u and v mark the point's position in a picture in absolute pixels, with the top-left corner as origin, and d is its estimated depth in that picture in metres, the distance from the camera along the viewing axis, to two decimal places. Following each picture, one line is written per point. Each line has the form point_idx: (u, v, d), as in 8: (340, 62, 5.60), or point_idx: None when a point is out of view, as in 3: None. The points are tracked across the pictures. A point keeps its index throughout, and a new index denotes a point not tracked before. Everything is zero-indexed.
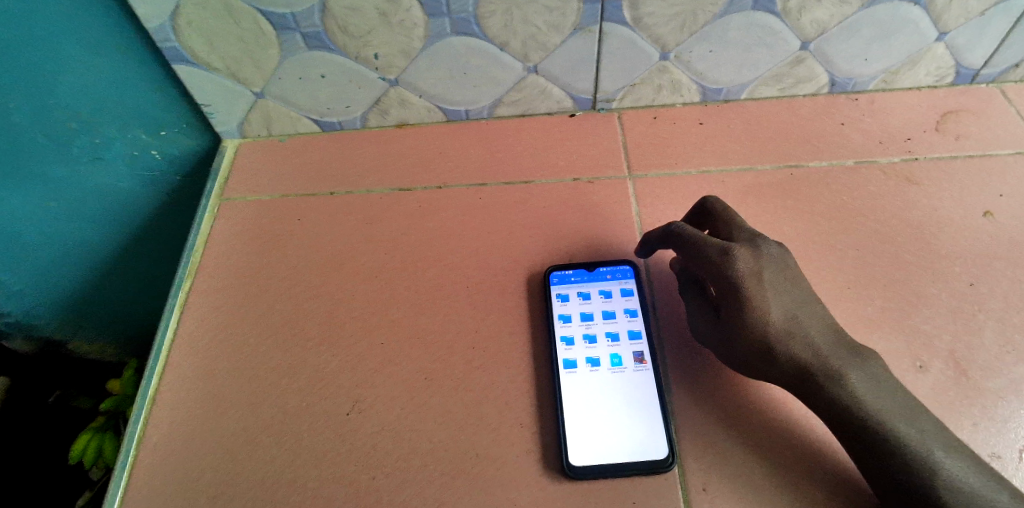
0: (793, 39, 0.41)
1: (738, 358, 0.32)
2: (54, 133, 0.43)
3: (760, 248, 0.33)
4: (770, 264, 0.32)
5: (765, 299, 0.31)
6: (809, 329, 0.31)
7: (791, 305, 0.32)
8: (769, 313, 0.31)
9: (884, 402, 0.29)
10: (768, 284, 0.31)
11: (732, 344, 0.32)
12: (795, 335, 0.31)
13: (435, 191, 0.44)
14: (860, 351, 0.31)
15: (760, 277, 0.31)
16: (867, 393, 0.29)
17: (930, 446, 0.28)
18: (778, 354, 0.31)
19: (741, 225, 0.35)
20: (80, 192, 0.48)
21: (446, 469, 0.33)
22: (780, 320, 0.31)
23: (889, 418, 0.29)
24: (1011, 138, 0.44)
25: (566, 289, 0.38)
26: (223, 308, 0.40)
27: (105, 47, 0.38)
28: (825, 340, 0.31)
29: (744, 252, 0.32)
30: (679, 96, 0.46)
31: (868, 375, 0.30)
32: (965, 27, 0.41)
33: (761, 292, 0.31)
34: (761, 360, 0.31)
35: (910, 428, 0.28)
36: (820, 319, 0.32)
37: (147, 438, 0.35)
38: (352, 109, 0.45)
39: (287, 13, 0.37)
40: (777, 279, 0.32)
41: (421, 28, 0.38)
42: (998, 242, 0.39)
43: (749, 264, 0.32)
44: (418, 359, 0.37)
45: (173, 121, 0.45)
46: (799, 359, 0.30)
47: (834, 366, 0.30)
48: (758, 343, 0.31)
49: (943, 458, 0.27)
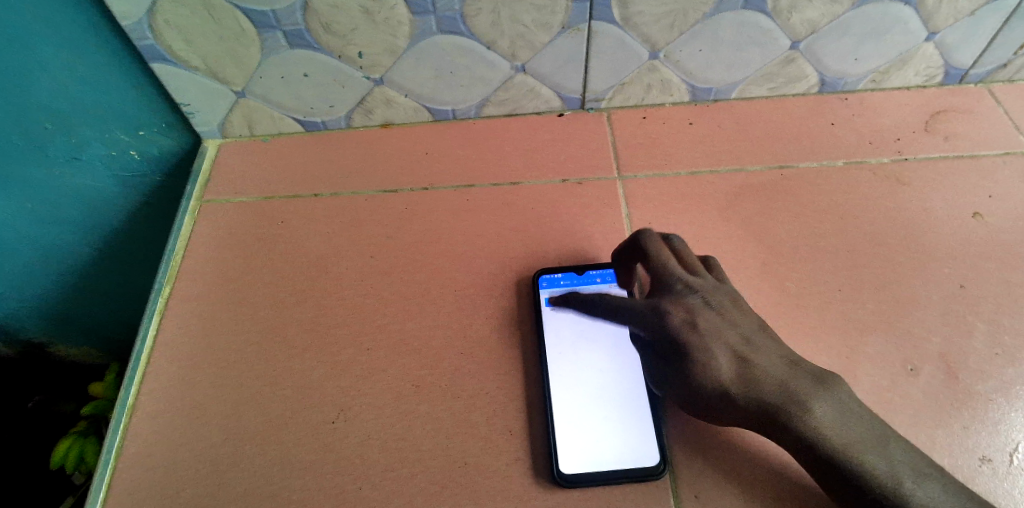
0: (783, 38, 0.41)
1: (705, 403, 0.31)
2: (28, 134, 0.41)
3: (689, 296, 0.33)
4: (704, 310, 0.32)
5: (708, 348, 0.31)
6: (762, 367, 0.30)
7: (737, 345, 0.31)
8: (718, 362, 0.31)
9: (850, 434, 0.28)
10: (706, 332, 0.31)
11: (694, 391, 0.31)
12: (749, 378, 0.30)
13: (422, 193, 0.43)
14: (822, 379, 0.30)
15: (696, 325, 0.32)
16: (834, 423, 0.29)
17: (901, 477, 0.27)
18: (735, 395, 0.30)
19: (672, 265, 0.34)
20: (56, 194, 0.47)
21: (434, 479, 0.32)
22: (730, 369, 0.30)
23: (859, 450, 0.28)
24: (1000, 138, 0.44)
25: (557, 291, 0.38)
26: (205, 315, 0.39)
27: (80, 47, 0.37)
28: (779, 369, 0.31)
29: (673, 306, 0.32)
30: (668, 95, 0.45)
31: (835, 406, 0.29)
32: (955, 26, 0.41)
33: (703, 342, 0.31)
34: (725, 406, 0.30)
35: (880, 459, 0.28)
36: (773, 351, 0.31)
37: (126, 447, 0.34)
38: (335, 109, 0.44)
39: (268, 11, 0.35)
40: (715, 321, 0.32)
41: (406, 26, 0.37)
42: (987, 243, 0.39)
43: (681, 315, 0.32)
44: (405, 367, 0.36)
45: (152, 121, 0.43)
46: (759, 399, 0.30)
47: (800, 398, 0.29)
48: (716, 386, 0.30)
49: (914, 488, 0.27)
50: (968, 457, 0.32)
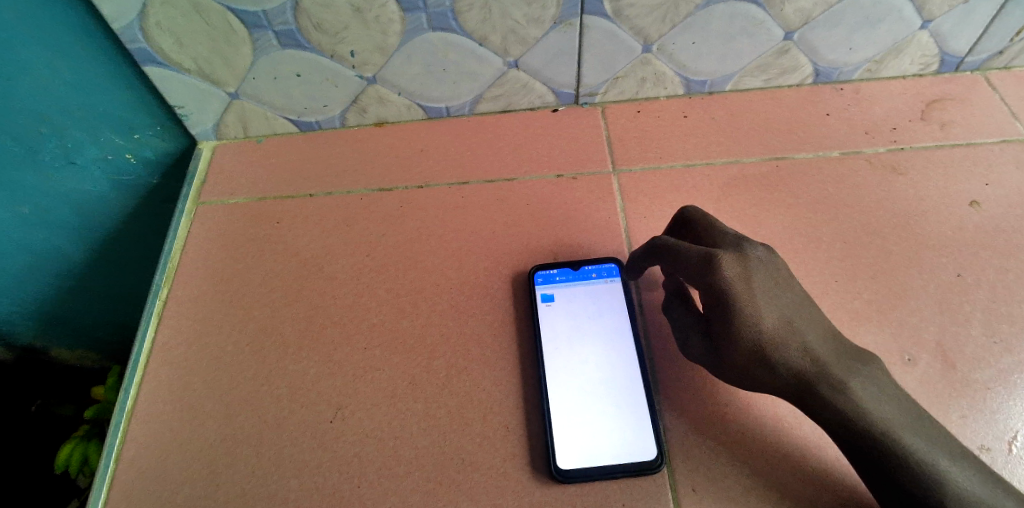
0: (776, 28, 0.40)
1: (735, 364, 0.30)
2: (22, 138, 0.41)
3: (746, 252, 0.31)
4: (758, 267, 0.30)
5: (757, 305, 0.29)
6: (805, 335, 0.30)
7: (785, 309, 0.30)
8: (763, 320, 0.29)
9: (890, 411, 0.28)
10: (758, 288, 0.29)
11: (724, 355, 0.30)
12: (792, 342, 0.29)
13: (416, 191, 0.43)
14: (862, 357, 0.30)
15: (750, 283, 0.29)
16: (875, 400, 0.29)
17: (936, 455, 0.27)
18: (772, 359, 0.29)
19: (724, 230, 0.33)
20: (51, 198, 0.47)
21: (429, 477, 0.32)
22: (775, 326, 0.29)
23: (900, 429, 0.28)
24: (995, 126, 0.44)
25: (552, 288, 0.38)
26: (201, 316, 0.39)
27: (68, 49, 0.37)
28: (821, 344, 0.30)
29: (729, 256, 0.30)
30: (662, 88, 0.45)
31: (872, 384, 0.29)
32: (949, 14, 0.40)
33: (754, 299, 0.29)
34: (760, 370, 0.29)
35: (921, 441, 0.27)
36: (817, 326, 0.31)
37: (123, 450, 0.34)
38: (328, 108, 0.44)
39: (258, 11, 0.35)
40: (766, 283, 0.30)
41: (397, 23, 0.37)
42: (984, 231, 0.39)
43: (736, 270, 0.29)
44: (401, 364, 0.36)
45: (146, 123, 0.43)
46: (797, 367, 0.29)
47: (835, 374, 0.29)
48: (754, 345, 0.29)
49: (950, 467, 0.27)
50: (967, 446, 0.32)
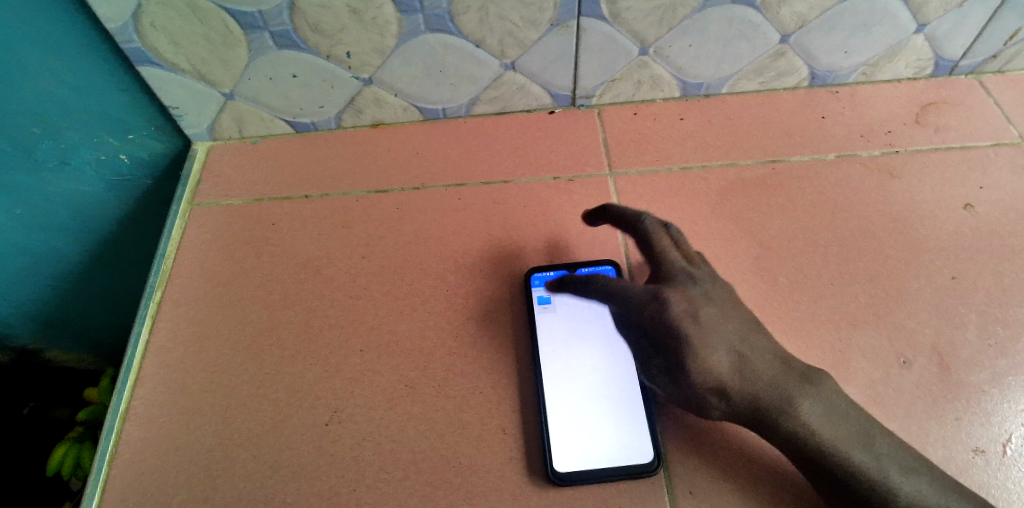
0: (772, 32, 0.40)
1: (697, 397, 0.31)
2: (17, 140, 0.41)
3: (690, 289, 0.33)
4: (704, 302, 0.32)
5: (708, 343, 0.31)
6: (755, 363, 0.31)
7: (733, 342, 0.32)
8: (715, 356, 0.31)
9: (836, 431, 0.29)
10: (705, 325, 0.31)
11: (687, 383, 0.31)
12: (745, 375, 0.31)
13: (413, 193, 0.43)
14: (810, 376, 0.31)
15: (698, 318, 0.31)
16: (823, 418, 0.30)
17: (887, 469, 0.28)
18: (731, 391, 0.30)
19: (672, 257, 0.34)
20: (44, 200, 0.46)
21: (428, 481, 0.32)
22: (727, 364, 0.31)
23: (844, 446, 0.29)
24: (990, 129, 0.44)
25: (548, 290, 0.38)
26: (197, 319, 0.38)
27: (65, 49, 0.36)
28: (768, 367, 0.31)
29: (675, 295, 0.32)
30: (659, 91, 0.45)
31: (823, 403, 0.30)
32: (944, 18, 0.41)
33: (702, 336, 0.31)
34: (716, 401, 0.31)
35: (865, 456, 0.28)
36: (766, 350, 0.32)
37: (118, 455, 0.34)
38: (325, 109, 0.44)
39: (255, 12, 0.35)
40: (715, 316, 0.32)
41: (394, 25, 0.37)
42: (978, 234, 0.39)
43: (683, 306, 0.32)
44: (397, 367, 0.36)
45: (141, 124, 0.43)
46: (751, 394, 0.30)
47: (789, 394, 0.30)
48: (712, 381, 0.31)
49: (900, 482, 0.28)
50: (962, 449, 0.32)
